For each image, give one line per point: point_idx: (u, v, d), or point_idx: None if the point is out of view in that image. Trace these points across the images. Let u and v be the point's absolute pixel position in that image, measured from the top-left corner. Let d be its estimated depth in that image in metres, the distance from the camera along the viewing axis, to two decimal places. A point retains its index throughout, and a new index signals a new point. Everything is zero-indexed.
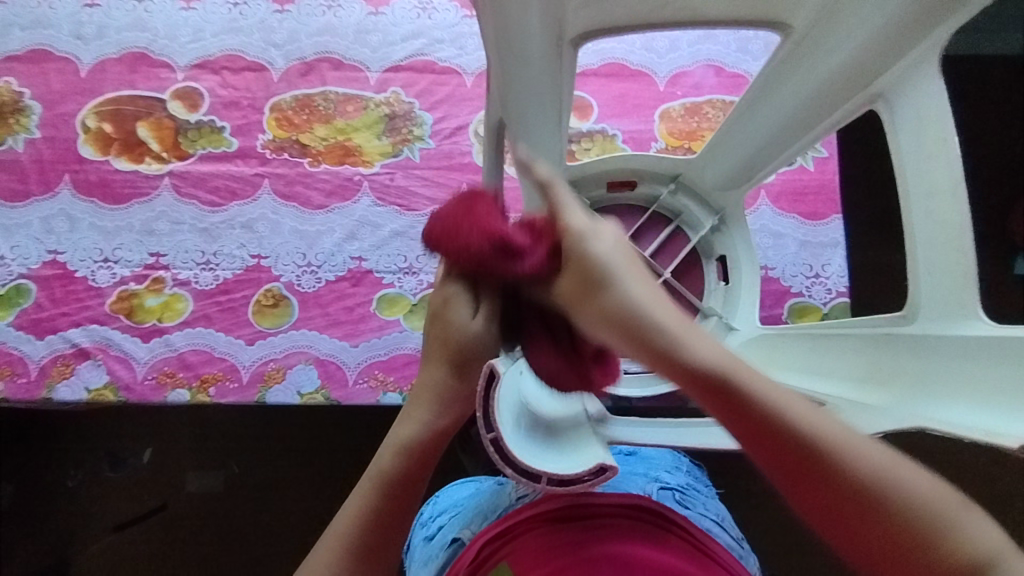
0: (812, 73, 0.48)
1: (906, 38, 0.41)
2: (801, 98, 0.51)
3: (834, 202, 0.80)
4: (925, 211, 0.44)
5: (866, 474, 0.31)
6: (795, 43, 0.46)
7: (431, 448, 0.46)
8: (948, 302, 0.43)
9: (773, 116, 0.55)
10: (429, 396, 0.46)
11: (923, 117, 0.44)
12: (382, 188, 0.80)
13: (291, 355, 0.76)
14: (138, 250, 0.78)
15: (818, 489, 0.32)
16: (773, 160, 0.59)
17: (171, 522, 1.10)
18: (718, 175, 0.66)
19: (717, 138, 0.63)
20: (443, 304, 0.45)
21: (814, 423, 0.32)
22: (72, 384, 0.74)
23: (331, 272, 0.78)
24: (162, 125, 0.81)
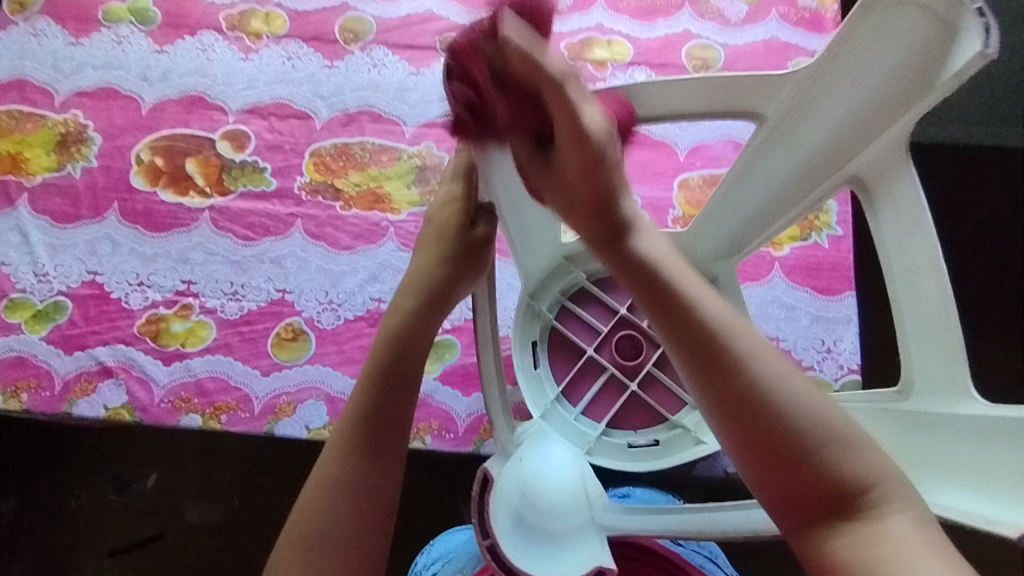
0: (790, 151, 0.54)
1: (871, 125, 0.47)
2: (787, 173, 0.56)
3: (848, 279, 0.81)
4: (910, 285, 0.47)
5: (823, 431, 0.39)
6: (771, 127, 0.54)
7: (416, 329, 0.54)
8: (942, 382, 0.45)
9: (757, 196, 0.60)
10: (409, 318, 0.54)
11: (893, 195, 0.48)
12: (408, 235, 0.84)
13: (304, 389, 0.77)
14: (171, 277, 0.82)
15: (769, 441, 0.40)
16: (771, 230, 0.61)
17: (167, 549, 1.10)
18: (713, 245, 0.67)
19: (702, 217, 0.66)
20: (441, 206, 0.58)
21: (788, 386, 0.41)
22: (92, 400, 0.77)
23: (351, 311, 0.81)
24: (209, 162, 0.86)
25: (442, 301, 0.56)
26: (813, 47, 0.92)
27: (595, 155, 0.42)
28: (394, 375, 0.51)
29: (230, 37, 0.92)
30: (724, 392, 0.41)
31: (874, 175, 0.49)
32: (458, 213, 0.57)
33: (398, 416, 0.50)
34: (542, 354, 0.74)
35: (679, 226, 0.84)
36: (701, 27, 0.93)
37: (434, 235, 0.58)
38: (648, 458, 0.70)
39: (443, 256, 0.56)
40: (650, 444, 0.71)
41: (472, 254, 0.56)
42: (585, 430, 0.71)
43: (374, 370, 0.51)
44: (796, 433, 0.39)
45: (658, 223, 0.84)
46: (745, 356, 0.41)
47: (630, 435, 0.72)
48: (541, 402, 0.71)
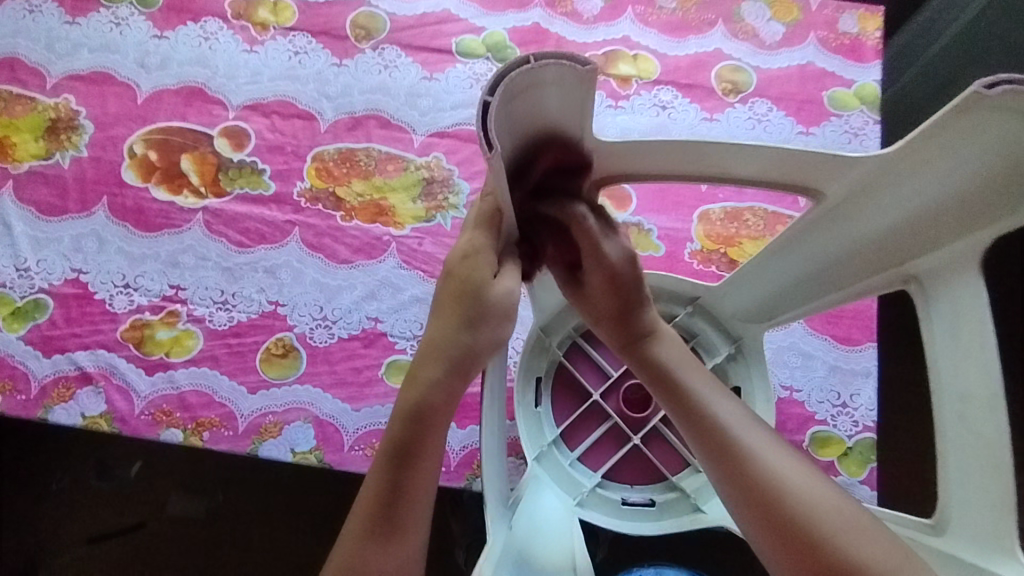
0: (853, 230, 0.53)
1: (941, 230, 0.48)
2: (838, 250, 0.55)
3: (869, 329, 0.77)
4: (957, 414, 0.50)
5: (830, 529, 0.44)
6: (829, 207, 0.52)
7: (436, 403, 0.49)
8: (981, 534, 0.47)
9: (806, 264, 0.59)
10: (425, 391, 0.49)
11: (956, 311, 0.50)
12: (410, 252, 0.80)
13: (291, 411, 0.74)
14: (159, 281, 0.78)
15: (788, 533, 0.44)
16: (822, 298, 0.60)
17: (147, 540, 1.07)
18: (743, 304, 0.68)
19: (737, 276, 0.66)
20: (463, 260, 0.52)
21: (792, 478, 0.46)
22: (69, 407, 0.73)
23: (345, 330, 0.77)
24: (206, 160, 0.82)
25: (461, 368, 0.50)
26: (851, 76, 0.86)
27: (626, 293, 0.54)
28: (407, 454, 0.48)
29: (235, 26, 0.87)
30: (762, 491, 0.46)
31: (938, 278, 0.51)
32: (478, 266, 0.51)
33: (414, 499, 0.48)
34: (545, 392, 0.72)
35: (696, 261, 0.80)
36: (734, 47, 0.88)
37: (454, 298, 0.51)
38: (640, 519, 0.68)
39: (462, 321, 0.50)
40: (646, 503, 0.69)
41: (496, 316, 0.50)
42: (580, 481, 0.69)
43: (387, 446, 0.48)
44: (813, 532, 0.44)
45: (674, 256, 0.80)
46: (769, 453, 0.47)
47: (625, 490, 0.70)
48: (538, 444, 0.69)
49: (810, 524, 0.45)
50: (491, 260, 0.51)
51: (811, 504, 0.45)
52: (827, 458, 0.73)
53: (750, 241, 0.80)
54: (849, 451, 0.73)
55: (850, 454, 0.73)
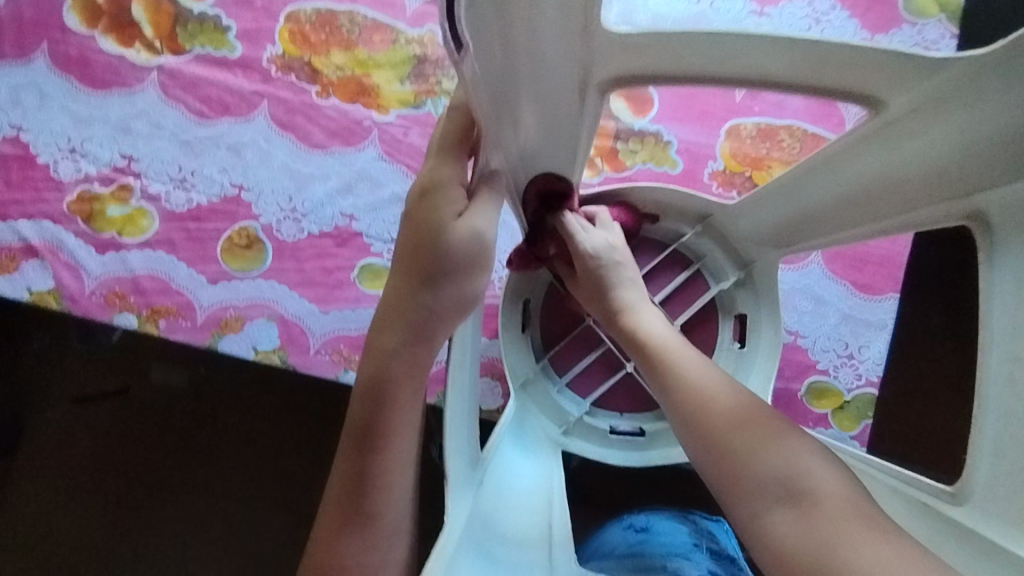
0: (902, 152, 0.44)
1: (996, 163, 0.40)
2: (881, 178, 0.47)
3: (895, 278, 0.70)
4: (1004, 377, 0.40)
5: (753, 441, 0.43)
6: (880, 126, 0.43)
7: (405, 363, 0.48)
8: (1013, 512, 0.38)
9: (837, 188, 0.51)
10: (383, 361, 0.48)
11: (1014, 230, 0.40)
12: (393, 142, 0.70)
13: (254, 307, 0.67)
14: (109, 149, 0.69)
15: (711, 441, 0.44)
16: (854, 229, 0.52)
17: (129, 408, 1.06)
18: (759, 226, 0.61)
19: (750, 200, 0.59)
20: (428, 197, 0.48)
21: (720, 399, 0.46)
22: (14, 280, 0.66)
23: (316, 225, 0.69)
24: (161, 8, 0.70)
25: (422, 327, 0.48)
26: None
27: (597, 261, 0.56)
28: (371, 433, 0.47)
29: None
30: (721, 439, 0.44)
31: (1011, 216, 0.41)
32: (442, 208, 0.48)
33: (385, 478, 0.48)
34: (533, 315, 0.68)
35: (716, 183, 0.70)
36: None
37: (414, 254, 0.48)
38: (627, 448, 0.65)
39: (421, 278, 0.48)
40: (635, 433, 0.66)
41: (465, 269, 0.48)
42: (566, 411, 0.66)
43: (353, 429, 0.48)
44: (732, 440, 0.44)
45: (692, 176, 0.70)
46: (731, 401, 0.46)
47: (614, 419, 0.67)
48: (524, 371, 0.66)
49: (779, 475, 0.41)
50: (460, 201, 0.48)
51: (779, 454, 0.42)
52: (820, 410, 0.68)
53: (780, 165, 0.70)
54: (845, 405, 0.68)
55: (845, 408, 0.68)
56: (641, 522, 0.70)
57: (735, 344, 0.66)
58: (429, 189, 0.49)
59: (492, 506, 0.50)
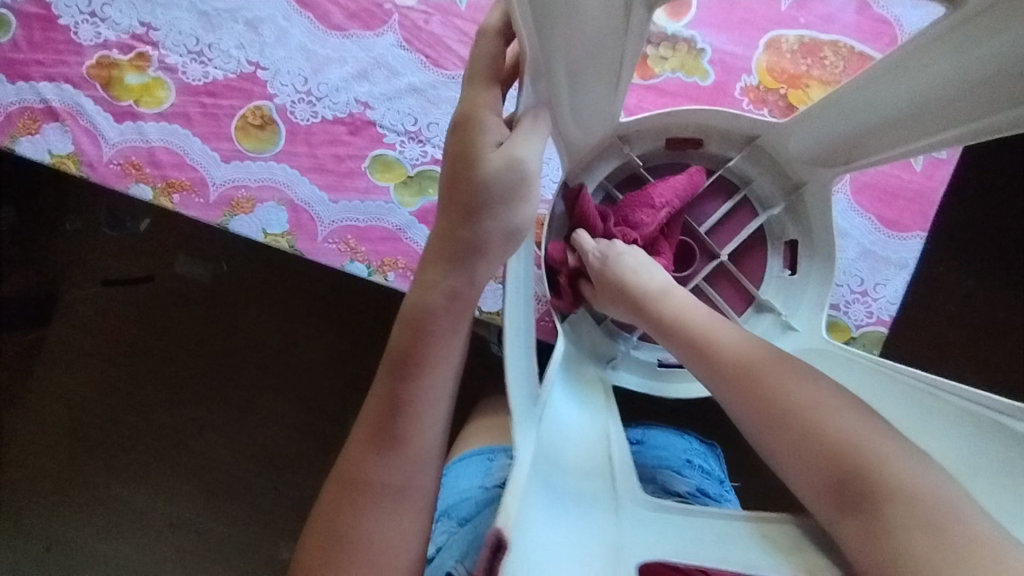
0: (986, 53, 0.39)
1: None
2: (944, 83, 0.43)
3: (926, 216, 0.66)
4: None
5: (800, 421, 0.42)
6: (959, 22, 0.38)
7: (428, 314, 0.44)
8: None
9: (909, 91, 0.46)
10: (424, 294, 0.44)
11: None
12: (413, 30, 0.68)
13: (265, 189, 0.68)
14: (128, 15, 0.68)
15: (766, 410, 0.44)
16: (932, 134, 0.48)
17: (155, 293, 1.11)
18: (811, 146, 0.57)
19: (812, 113, 0.55)
20: (468, 134, 0.43)
21: (742, 360, 0.46)
22: (36, 141, 0.67)
23: (330, 110, 0.68)
24: None
25: (462, 258, 0.44)
26: None
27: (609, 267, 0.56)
28: (412, 359, 0.45)
29: None
30: (767, 417, 0.44)
31: None
32: (478, 138, 0.43)
33: (417, 408, 0.46)
34: None
35: (747, 99, 0.66)
36: None
37: (451, 187, 0.44)
38: (681, 380, 0.65)
39: (460, 211, 0.43)
40: (682, 364, 0.66)
41: (500, 202, 0.42)
42: (614, 343, 0.67)
43: (393, 354, 0.46)
44: (793, 408, 0.43)
45: (722, 89, 0.67)
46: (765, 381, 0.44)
47: (660, 351, 0.67)
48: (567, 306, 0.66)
49: (833, 456, 0.41)
50: (499, 129, 0.43)
51: (830, 434, 0.41)
52: None
53: (819, 84, 0.66)
54: (853, 342, 0.66)
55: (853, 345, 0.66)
56: (637, 435, 0.71)
57: (784, 270, 0.65)
58: (463, 120, 0.44)
59: (555, 438, 0.48)
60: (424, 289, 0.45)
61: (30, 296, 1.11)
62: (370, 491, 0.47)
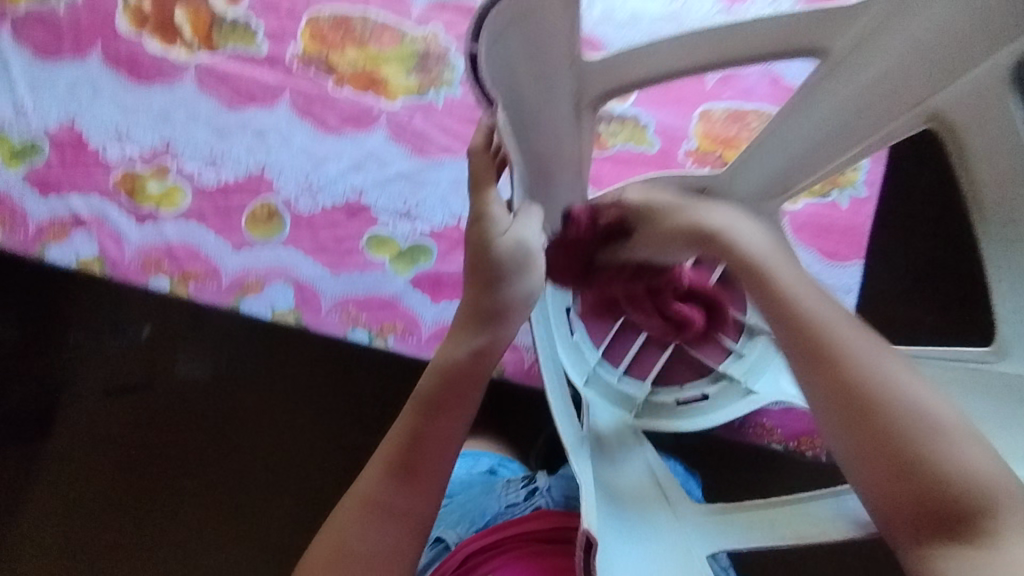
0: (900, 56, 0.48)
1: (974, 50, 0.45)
2: (851, 103, 0.53)
3: (858, 246, 0.76)
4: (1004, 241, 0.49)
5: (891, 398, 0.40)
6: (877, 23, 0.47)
7: (456, 365, 0.52)
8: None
9: (835, 110, 0.54)
10: (452, 352, 0.52)
11: (984, 132, 0.48)
12: (399, 127, 0.79)
13: (272, 271, 0.75)
14: (150, 134, 0.79)
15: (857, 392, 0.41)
16: (851, 150, 0.55)
17: (154, 398, 1.10)
18: (751, 187, 0.64)
19: (756, 145, 0.62)
20: (479, 223, 0.54)
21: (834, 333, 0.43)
22: (64, 247, 0.75)
23: (329, 199, 0.77)
24: (200, 13, 0.80)
25: (491, 316, 0.53)
26: None
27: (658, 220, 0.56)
28: (442, 400, 0.51)
29: None
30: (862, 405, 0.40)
31: (962, 109, 0.48)
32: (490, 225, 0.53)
33: (437, 443, 0.50)
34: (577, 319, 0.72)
35: (689, 161, 0.77)
36: None
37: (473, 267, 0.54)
38: (698, 413, 0.71)
39: (483, 284, 0.53)
40: (699, 398, 0.72)
41: (514, 270, 0.53)
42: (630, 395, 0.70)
43: (422, 395, 0.51)
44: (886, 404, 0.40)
45: (667, 154, 0.78)
46: (851, 373, 0.41)
47: (676, 392, 0.72)
48: (583, 369, 0.69)
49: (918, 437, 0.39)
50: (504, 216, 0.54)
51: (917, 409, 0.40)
52: None
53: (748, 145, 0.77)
54: None
55: None
56: None
57: None
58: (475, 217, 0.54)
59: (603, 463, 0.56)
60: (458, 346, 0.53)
61: (28, 409, 1.12)
62: (377, 516, 0.48)
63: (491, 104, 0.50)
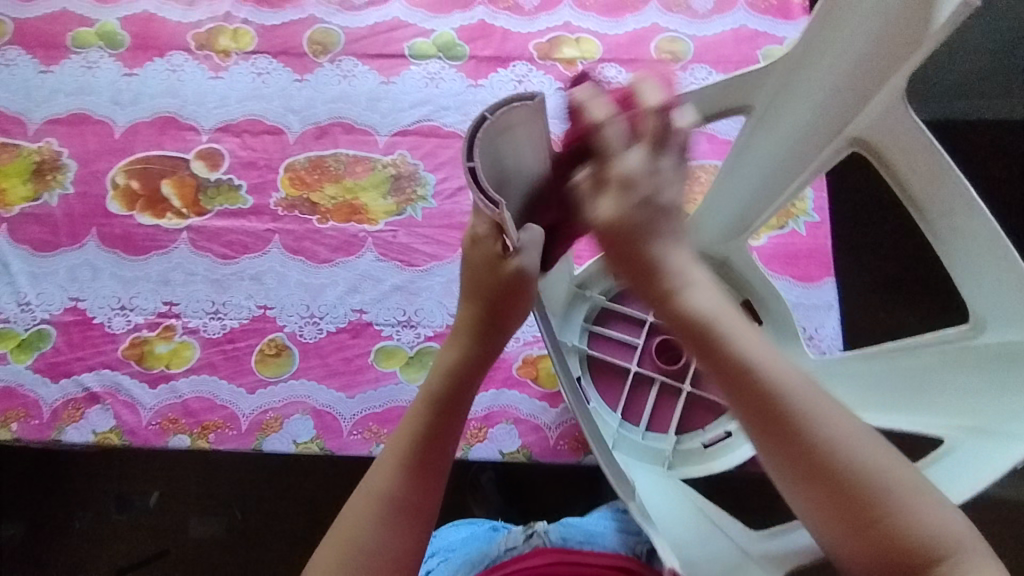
0: (812, 96, 0.57)
1: (869, 82, 0.53)
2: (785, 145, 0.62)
3: (826, 265, 0.82)
4: (952, 228, 0.55)
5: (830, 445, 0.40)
6: (784, 75, 0.57)
7: (465, 368, 0.52)
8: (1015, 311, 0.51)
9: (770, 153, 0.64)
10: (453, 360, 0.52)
11: (901, 146, 0.55)
12: (386, 245, 0.84)
13: (289, 405, 0.77)
14: (153, 299, 0.83)
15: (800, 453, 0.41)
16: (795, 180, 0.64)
17: (171, 567, 1.06)
18: (717, 229, 0.73)
19: (711, 194, 0.69)
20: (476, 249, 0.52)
21: (783, 378, 0.42)
22: (81, 426, 0.77)
23: (333, 324, 0.81)
24: (185, 182, 0.87)
25: (491, 331, 0.53)
26: (781, 33, 0.90)
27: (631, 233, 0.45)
28: (452, 403, 0.51)
29: (199, 56, 0.92)
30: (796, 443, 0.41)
31: (879, 132, 0.56)
32: (487, 261, 0.51)
33: (445, 445, 0.50)
34: (590, 389, 0.75)
35: None
36: (669, 21, 0.92)
37: (480, 293, 0.52)
38: (727, 451, 0.72)
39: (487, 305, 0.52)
40: (724, 436, 0.73)
41: (510, 290, 0.51)
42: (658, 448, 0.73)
43: (429, 399, 0.51)
44: (816, 445, 0.40)
45: None
46: (799, 404, 0.41)
47: (701, 435, 0.74)
48: (609, 435, 0.72)
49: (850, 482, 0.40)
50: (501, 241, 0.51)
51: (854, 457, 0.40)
52: None
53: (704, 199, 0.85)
54: None
55: None
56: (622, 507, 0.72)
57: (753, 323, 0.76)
58: (473, 242, 0.53)
59: (656, 512, 0.60)
60: (460, 347, 0.53)
61: None
62: (388, 508, 0.48)
63: (499, 206, 0.45)
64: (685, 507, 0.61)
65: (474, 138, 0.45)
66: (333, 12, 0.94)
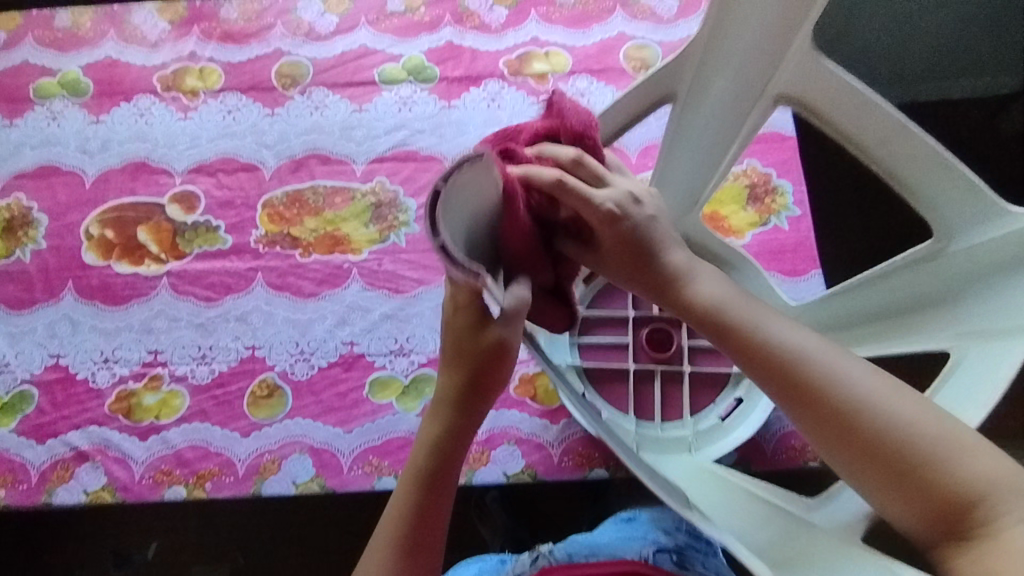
0: (729, 66, 0.54)
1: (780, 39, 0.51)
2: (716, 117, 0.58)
3: (813, 257, 0.82)
4: (894, 159, 0.53)
5: (857, 407, 0.40)
6: (697, 51, 0.54)
7: (449, 443, 0.50)
8: (971, 208, 0.50)
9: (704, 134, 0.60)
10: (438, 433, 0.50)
11: (827, 96, 0.53)
12: (371, 274, 0.83)
13: (286, 445, 0.76)
14: (136, 349, 0.80)
15: (822, 415, 0.41)
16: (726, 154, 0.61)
17: None
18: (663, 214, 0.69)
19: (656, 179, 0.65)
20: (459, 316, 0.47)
21: (789, 339, 0.43)
22: (71, 487, 0.75)
23: (324, 358, 0.80)
24: (161, 227, 0.85)
25: (472, 400, 0.49)
26: None
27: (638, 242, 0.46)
28: (436, 481, 0.50)
29: (167, 98, 0.91)
30: (808, 402, 0.41)
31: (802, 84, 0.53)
32: (471, 329, 0.46)
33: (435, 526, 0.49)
34: (596, 401, 0.74)
35: None
36: (635, 28, 0.92)
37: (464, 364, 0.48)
38: (743, 417, 0.72)
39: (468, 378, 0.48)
40: (735, 403, 0.74)
41: (493, 359, 0.47)
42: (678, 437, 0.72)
43: (418, 477, 0.50)
44: (839, 404, 0.41)
45: None
46: (821, 367, 0.42)
47: (714, 409, 0.74)
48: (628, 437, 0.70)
49: (893, 449, 0.39)
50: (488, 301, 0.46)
51: (883, 421, 0.40)
52: None
53: None
54: None
55: None
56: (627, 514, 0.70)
57: None
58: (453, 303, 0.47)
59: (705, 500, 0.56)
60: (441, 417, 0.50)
61: None
62: None
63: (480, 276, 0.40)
64: (733, 494, 0.57)
65: (433, 211, 0.40)
66: (299, 43, 0.93)
